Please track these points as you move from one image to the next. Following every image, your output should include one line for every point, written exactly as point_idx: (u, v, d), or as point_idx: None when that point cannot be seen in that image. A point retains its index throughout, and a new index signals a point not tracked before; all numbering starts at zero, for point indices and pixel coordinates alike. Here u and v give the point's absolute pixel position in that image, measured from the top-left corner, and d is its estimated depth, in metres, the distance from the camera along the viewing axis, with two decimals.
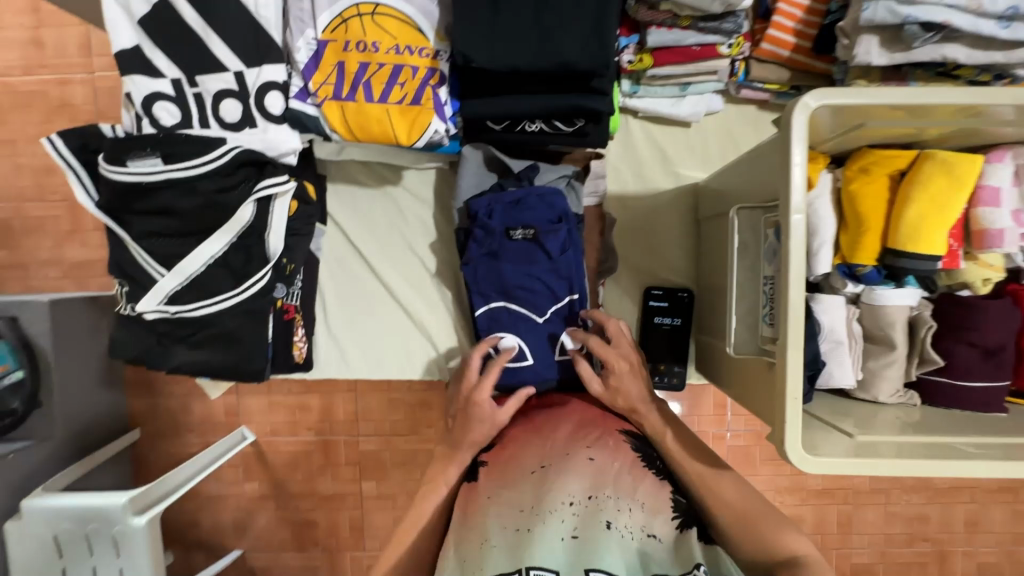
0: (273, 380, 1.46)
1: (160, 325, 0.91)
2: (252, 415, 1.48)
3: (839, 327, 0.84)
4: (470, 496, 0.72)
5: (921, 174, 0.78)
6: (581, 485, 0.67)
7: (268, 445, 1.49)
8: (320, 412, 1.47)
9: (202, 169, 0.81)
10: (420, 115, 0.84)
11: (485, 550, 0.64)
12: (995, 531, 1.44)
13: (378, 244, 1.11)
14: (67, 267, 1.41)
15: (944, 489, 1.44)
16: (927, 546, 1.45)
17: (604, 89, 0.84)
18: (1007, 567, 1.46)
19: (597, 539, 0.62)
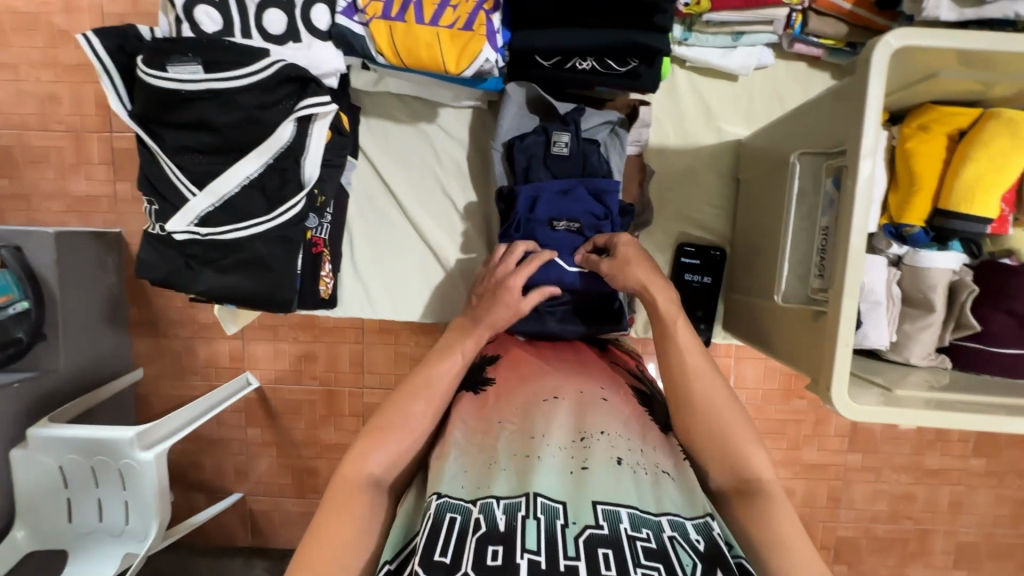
0: (279, 327, 1.44)
1: (190, 247, 0.89)
2: (257, 362, 1.46)
3: (880, 287, 0.84)
4: (478, 419, 0.72)
5: (983, 133, 0.76)
6: (595, 423, 0.69)
7: (271, 392, 1.48)
8: (326, 362, 1.46)
9: (244, 81, 0.78)
10: (471, 41, 0.81)
11: (493, 471, 0.63)
12: (977, 513, 1.49)
13: (409, 183, 1.09)
14: (71, 201, 1.37)
15: (933, 470, 1.47)
16: (911, 524, 1.49)
17: (666, 27, 0.81)
18: (985, 548, 1.50)
19: (610, 473, 0.62)
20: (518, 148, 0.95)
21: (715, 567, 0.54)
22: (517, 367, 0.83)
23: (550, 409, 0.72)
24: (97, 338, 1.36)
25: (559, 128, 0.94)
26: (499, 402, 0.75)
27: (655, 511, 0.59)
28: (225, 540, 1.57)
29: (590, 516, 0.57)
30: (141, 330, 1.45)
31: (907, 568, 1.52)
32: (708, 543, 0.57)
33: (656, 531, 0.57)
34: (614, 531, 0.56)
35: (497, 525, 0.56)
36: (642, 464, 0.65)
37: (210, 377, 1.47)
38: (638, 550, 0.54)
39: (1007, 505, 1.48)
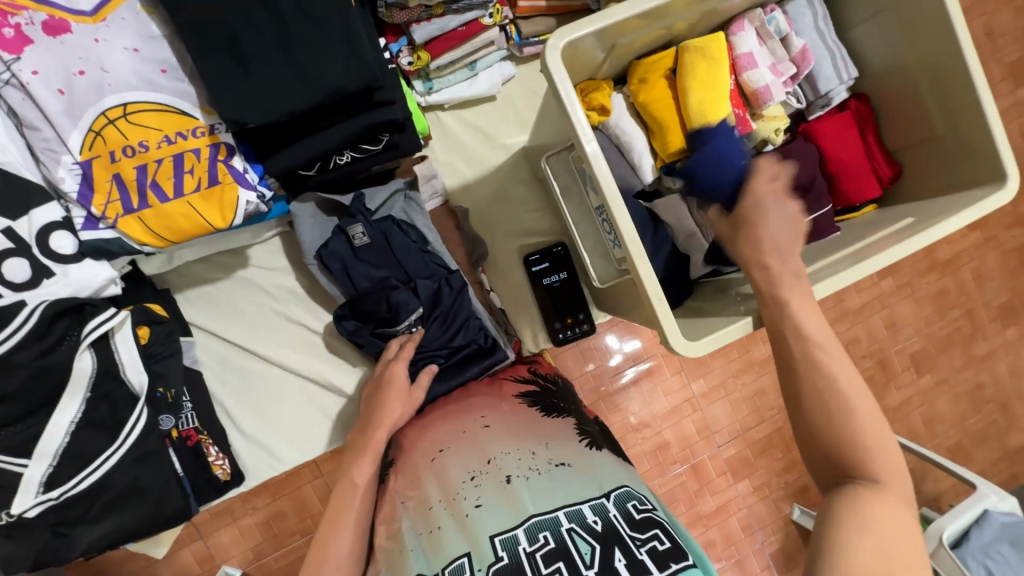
0: (233, 505, 1.37)
1: (51, 515, 0.83)
2: (230, 550, 1.37)
3: (686, 220, 0.92)
4: (387, 508, 0.74)
5: (687, 66, 0.86)
6: (480, 456, 0.70)
7: (258, 570, 1.39)
8: (297, 512, 1.39)
9: (10, 342, 0.73)
10: (224, 193, 0.82)
11: (405, 556, 0.63)
12: (910, 323, 1.64)
13: (253, 330, 1.07)
14: None
15: (857, 309, 1.61)
16: (868, 361, 1.62)
17: (388, 99, 0.86)
18: (933, 349, 1.66)
19: (501, 497, 0.63)
20: (326, 256, 0.95)
21: (614, 546, 0.53)
22: (409, 435, 0.86)
23: (441, 462, 0.73)
24: None
25: (351, 223, 0.95)
26: (399, 479, 0.76)
27: (550, 509, 0.59)
28: None
29: (490, 553, 0.56)
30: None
31: (886, 398, 1.64)
32: (605, 521, 0.56)
33: (554, 530, 0.56)
34: (513, 555, 0.55)
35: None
36: (531, 469, 0.66)
37: None
38: (538, 561, 0.54)
39: (927, 303, 1.64)
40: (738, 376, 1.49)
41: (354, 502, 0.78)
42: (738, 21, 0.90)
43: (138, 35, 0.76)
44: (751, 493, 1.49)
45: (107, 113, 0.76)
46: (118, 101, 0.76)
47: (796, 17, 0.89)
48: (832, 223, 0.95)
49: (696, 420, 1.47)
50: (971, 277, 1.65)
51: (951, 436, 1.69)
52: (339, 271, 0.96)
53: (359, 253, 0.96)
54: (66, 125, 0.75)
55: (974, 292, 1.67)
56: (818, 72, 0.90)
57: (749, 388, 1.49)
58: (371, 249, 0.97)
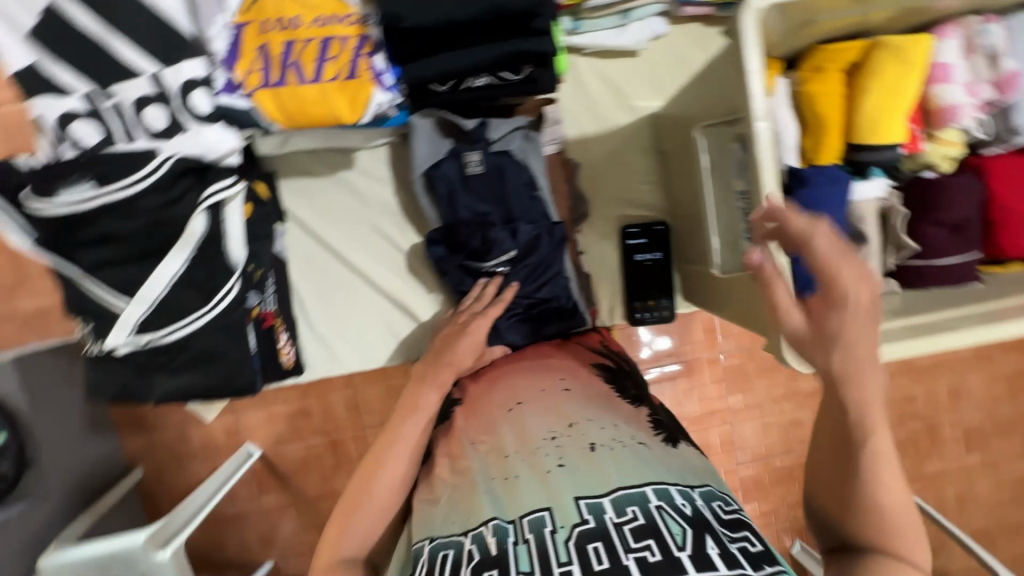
0: (267, 391, 1.43)
1: (137, 356, 0.87)
2: (253, 431, 1.45)
3: None
4: (453, 444, 0.75)
5: (875, 64, 0.77)
6: (561, 418, 0.70)
7: (276, 456, 1.47)
8: (322, 414, 1.46)
9: (139, 186, 0.75)
10: (360, 90, 0.80)
11: (477, 494, 0.65)
12: (975, 397, 1.53)
13: (344, 232, 1.07)
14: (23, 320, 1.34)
15: (924, 368, 1.51)
16: (917, 423, 1.53)
17: (546, 28, 0.81)
18: (990, 428, 1.56)
19: (583, 462, 0.63)
20: (434, 176, 0.94)
21: (704, 534, 0.54)
22: (480, 380, 0.86)
23: (517, 415, 0.73)
24: (85, 452, 1.32)
25: (468, 149, 0.93)
26: (468, 422, 0.77)
27: (638, 484, 0.60)
28: None
29: (575, 514, 0.57)
30: (131, 429, 1.44)
31: (924, 465, 1.56)
32: (694, 508, 0.58)
33: (643, 505, 0.57)
34: (600, 522, 0.56)
35: (489, 549, 0.57)
36: (614, 442, 0.66)
37: (212, 456, 1.47)
38: (626, 533, 0.55)
39: (999, 381, 1.54)
40: (780, 403, 1.44)
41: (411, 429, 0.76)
42: (947, 25, 0.80)
43: None
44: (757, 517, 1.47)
45: None
46: None
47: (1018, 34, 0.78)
48: (974, 271, 0.87)
49: (722, 432, 1.43)
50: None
51: (980, 521, 1.59)
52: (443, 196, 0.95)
53: (465, 182, 0.94)
54: None
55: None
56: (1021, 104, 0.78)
57: (787, 416, 1.44)
58: (478, 180, 0.94)
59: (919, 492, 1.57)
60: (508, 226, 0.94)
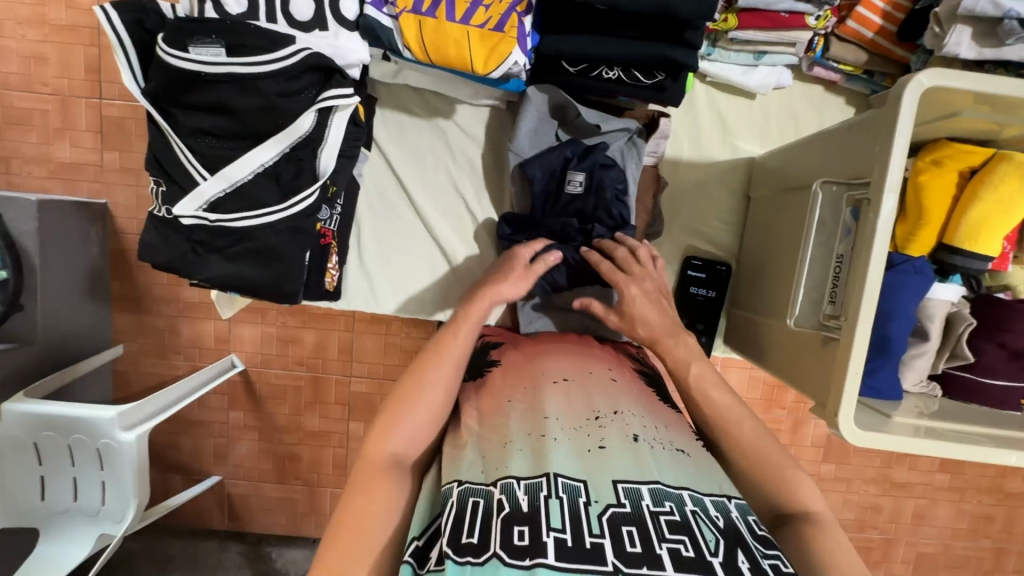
0: (268, 309, 1.41)
1: (196, 233, 0.86)
2: (243, 344, 1.43)
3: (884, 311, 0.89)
4: (490, 398, 0.72)
5: (994, 175, 0.79)
6: (607, 403, 0.69)
7: (257, 375, 1.45)
8: (314, 348, 1.43)
9: (266, 67, 0.75)
10: (501, 43, 0.80)
11: (508, 450, 0.62)
12: (937, 525, 1.55)
13: (421, 178, 1.07)
14: (55, 167, 1.31)
15: (900, 483, 1.52)
16: (876, 533, 1.55)
17: (695, 44, 0.81)
18: (941, 559, 1.57)
19: (625, 450, 0.61)
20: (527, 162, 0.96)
21: (738, 548, 0.52)
22: (522, 351, 0.84)
23: (558, 389, 0.72)
24: (76, 313, 1.31)
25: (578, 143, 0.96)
26: (508, 379, 0.76)
27: (676, 487, 0.58)
28: (201, 523, 1.54)
29: (611, 495, 0.55)
30: (124, 306, 1.40)
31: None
32: (728, 520, 0.55)
33: (678, 505, 0.55)
34: (636, 508, 0.54)
35: (519, 505, 0.54)
36: (657, 440, 0.64)
37: (194, 357, 1.44)
38: (661, 524, 0.52)
39: (966, 518, 1.54)
40: None
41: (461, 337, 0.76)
42: None
43: None
44: None
45: None
46: None
47: None
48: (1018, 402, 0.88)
49: None
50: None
51: None
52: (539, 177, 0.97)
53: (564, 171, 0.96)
54: None
55: (1016, 536, 1.57)
56: None
57: None
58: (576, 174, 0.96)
59: None
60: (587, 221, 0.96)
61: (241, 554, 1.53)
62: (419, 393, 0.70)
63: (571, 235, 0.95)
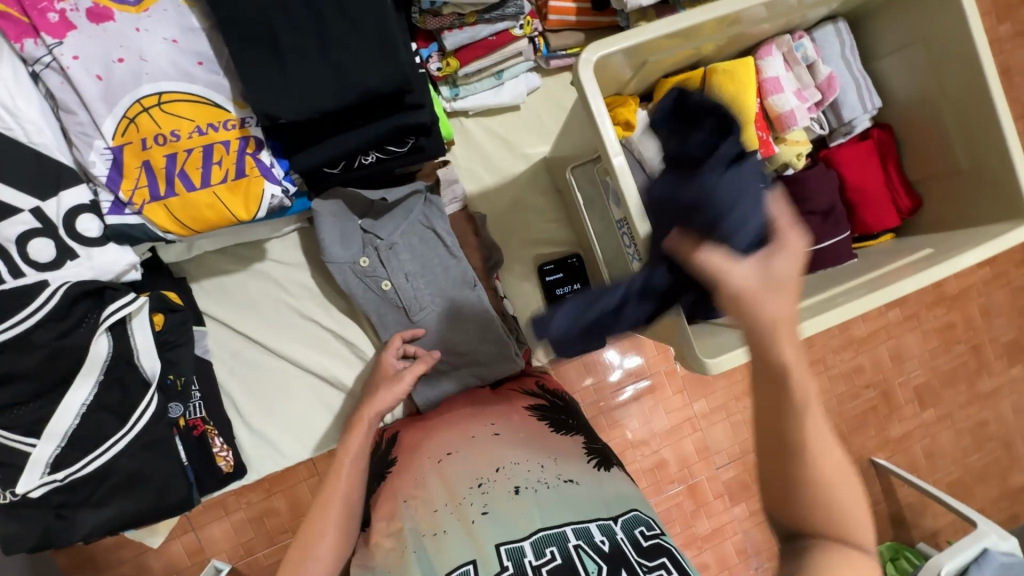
0: (227, 501, 1.35)
1: (55, 497, 0.82)
2: (218, 544, 1.35)
3: None
4: (388, 504, 0.73)
5: (713, 87, 0.87)
6: (487, 462, 0.71)
7: (247, 566, 1.37)
8: (289, 511, 1.39)
9: (31, 319, 0.74)
10: (251, 185, 0.83)
11: (406, 559, 0.65)
12: (916, 356, 1.72)
13: (266, 323, 1.07)
14: None
15: (864, 337, 1.68)
16: (871, 391, 1.69)
17: (418, 103, 0.87)
18: (936, 381, 1.74)
19: (509, 509, 0.65)
20: (331, 266, 0.98)
21: (619, 567, 0.57)
22: (412, 437, 0.86)
23: (445, 470, 0.72)
24: None
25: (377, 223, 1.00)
26: (403, 477, 0.76)
27: (558, 526, 0.62)
28: None
29: (495, 562, 0.59)
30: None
31: (888, 429, 1.72)
32: (613, 542, 0.60)
33: (561, 545, 0.59)
34: (519, 566, 0.58)
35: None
36: (540, 481, 0.67)
37: None
38: (544, 573, 0.57)
39: (933, 336, 1.72)
40: (739, 399, 1.57)
41: (345, 478, 0.82)
42: (767, 45, 0.90)
43: (177, 27, 0.77)
44: (749, 518, 1.57)
45: (142, 101, 0.76)
46: (153, 90, 0.77)
47: (823, 44, 0.91)
48: (849, 249, 0.96)
49: (696, 440, 1.54)
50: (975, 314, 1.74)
51: (952, 471, 1.78)
52: (366, 272, 0.99)
53: (384, 256, 0.99)
54: (102, 110, 0.75)
55: (979, 328, 1.75)
56: (843, 100, 0.91)
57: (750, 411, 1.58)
58: (397, 251, 1.00)
59: (889, 455, 1.73)
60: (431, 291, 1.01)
61: None
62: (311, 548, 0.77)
63: (417, 305, 1.01)
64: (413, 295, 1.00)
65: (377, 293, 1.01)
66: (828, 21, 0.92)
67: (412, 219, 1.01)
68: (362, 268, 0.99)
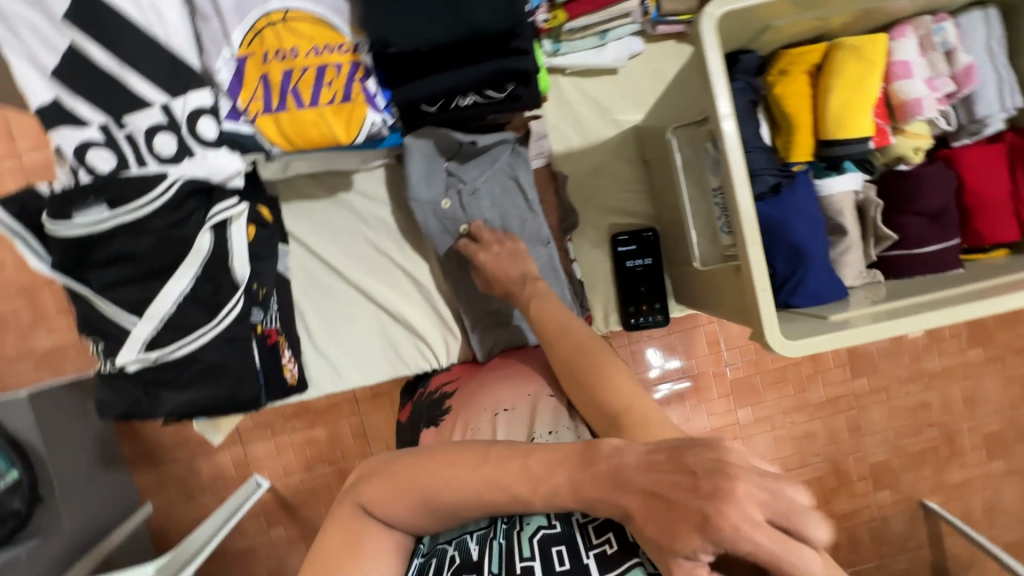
0: (274, 422, 1.47)
1: (146, 373, 0.91)
2: (262, 462, 1.49)
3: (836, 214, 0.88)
4: None
5: (836, 63, 0.82)
6: (547, 420, 0.73)
7: (284, 486, 1.49)
8: (330, 443, 1.48)
9: (149, 207, 0.80)
10: (354, 111, 0.86)
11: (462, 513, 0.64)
12: (993, 401, 1.59)
13: (343, 250, 1.12)
14: (40, 357, 1.42)
15: (938, 372, 1.56)
16: (934, 430, 1.58)
17: (526, 48, 0.87)
18: (1012, 433, 1.60)
19: None
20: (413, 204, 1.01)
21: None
22: (469, 387, 0.87)
23: (501, 424, 0.76)
24: (97, 486, 1.37)
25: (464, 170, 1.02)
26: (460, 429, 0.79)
27: None
28: None
29: (541, 517, 0.58)
30: (142, 465, 1.49)
31: (946, 474, 1.60)
32: None
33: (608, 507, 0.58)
34: (567, 526, 0.57)
35: (469, 555, 0.56)
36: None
37: (218, 489, 1.51)
38: (589, 533, 0.55)
39: (1015, 386, 1.59)
40: (788, 414, 1.52)
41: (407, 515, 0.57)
42: (903, 25, 0.84)
43: None
44: None
45: (270, 15, 0.82)
46: (281, 7, 0.83)
47: (968, 31, 0.83)
48: (957, 258, 0.89)
49: None
50: None
51: (1012, 532, 1.65)
52: (445, 214, 1.02)
53: (466, 200, 1.02)
54: (233, 19, 0.81)
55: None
56: (980, 95, 0.84)
57: (798, 427, 1.53)
58: (479, 197, 1.02)
59: (943, 500, 1.61)
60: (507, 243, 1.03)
61: None
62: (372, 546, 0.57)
63: None
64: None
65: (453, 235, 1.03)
66: (976, 6, 0.84)
67: (498, 168, 1.02)
68: (443, 209, 1.01)
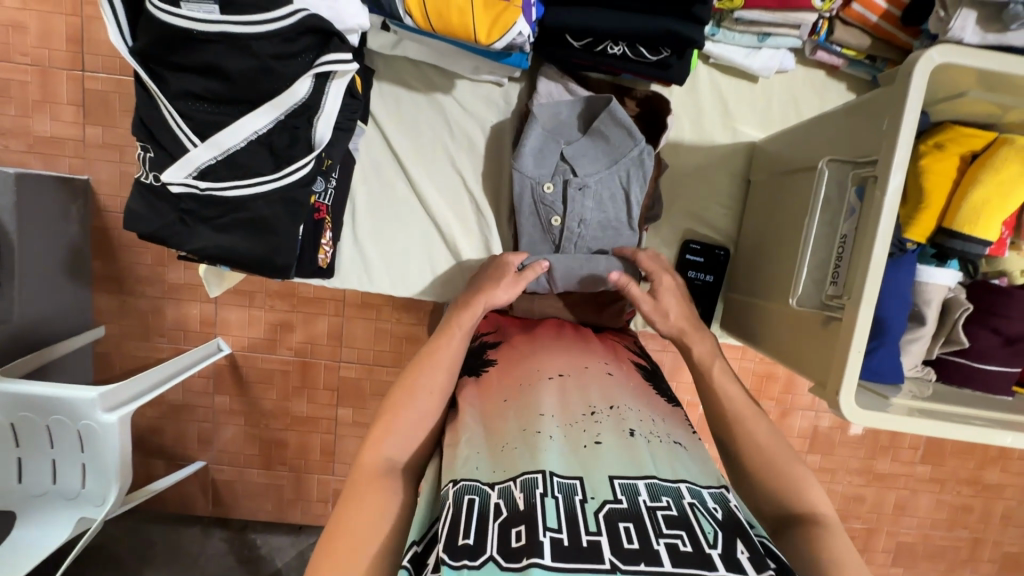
0: (257, 292, 1.38)
1: (186, 199, 0.83)
2: (231, 327, 1.40)
3: (929, 302, 0.87)
4: (488, 401, 0.72)
5: (996, 158, 0.78)
6: (604, 399, 0.69)
7: (244, 360, 1.42)
8: (303, 332, 1.41)
9: (262, 28, 0.72)
10: (506, 12, 0.78)
11: (505, 451, 0.62)
12: (918, 515, 1.55)
13: (418, 155, 1.05)
14: (33, 141, 1.28)
15: (883, 473, 1.52)
16: (858, 523, 1.55)
17: (704, 19, 0.80)
18: (920, 548, 1.58)
19: (623, 446, 0.62)
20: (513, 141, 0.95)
21: (737, 538, 0.53)
22: (521, 347, 0.83)
23: (556, 386, 0.71)
24: (53, 290, 1.27)
25: (579, 159, 0.95)
26: (503, 379, 0.75)
27: (673, 480, 0.59)
28: (184, 508, 1.53)
29: (608, 491, 0.56)
30: (105, 287, 1.37)
31: None
32: (727, 511, 0.57)
33: (676, 498, 0.56)
34: (634, 504, 0.55)
35: (516, 503, 0.54)
36: (655, 434, 0.65)
37: (179, 339, 1.41)
38: (659, 519, 0.53)
39: (945, 509, 1.55)
40: None
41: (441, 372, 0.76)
42: None
43: None
44: None
45: None
46: None
47: None
48: (1008, 386, 0.89)
49: None
50: (1000, 513, 1.55)
51: None
52: (543, 199, 0.96)
53: (570, 193, 0.95)
54: None
55: (993, 527, 1.57)
56: None
57: None
58: (585, 195, 0.95)
59: None
60: (595, 230, 0.97)
61: (225, 540, 1.51)
62: (403, 412, 0.71)
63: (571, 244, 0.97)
64: (574, 241, 0.97)
65: (541, 223, 0.98)
66: None
67: (614, 171, 0.95)
68: (543, 192, 0.95)
